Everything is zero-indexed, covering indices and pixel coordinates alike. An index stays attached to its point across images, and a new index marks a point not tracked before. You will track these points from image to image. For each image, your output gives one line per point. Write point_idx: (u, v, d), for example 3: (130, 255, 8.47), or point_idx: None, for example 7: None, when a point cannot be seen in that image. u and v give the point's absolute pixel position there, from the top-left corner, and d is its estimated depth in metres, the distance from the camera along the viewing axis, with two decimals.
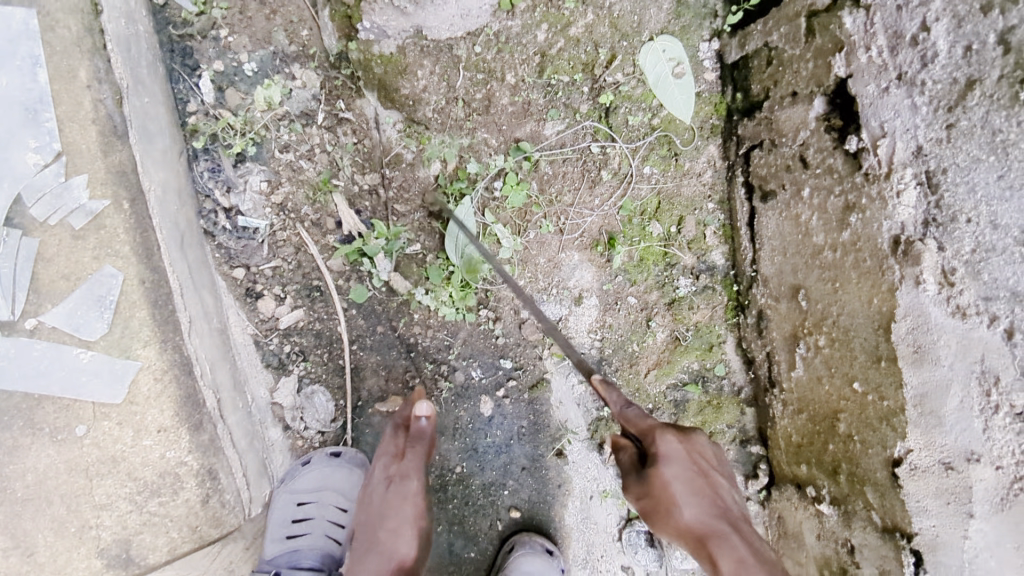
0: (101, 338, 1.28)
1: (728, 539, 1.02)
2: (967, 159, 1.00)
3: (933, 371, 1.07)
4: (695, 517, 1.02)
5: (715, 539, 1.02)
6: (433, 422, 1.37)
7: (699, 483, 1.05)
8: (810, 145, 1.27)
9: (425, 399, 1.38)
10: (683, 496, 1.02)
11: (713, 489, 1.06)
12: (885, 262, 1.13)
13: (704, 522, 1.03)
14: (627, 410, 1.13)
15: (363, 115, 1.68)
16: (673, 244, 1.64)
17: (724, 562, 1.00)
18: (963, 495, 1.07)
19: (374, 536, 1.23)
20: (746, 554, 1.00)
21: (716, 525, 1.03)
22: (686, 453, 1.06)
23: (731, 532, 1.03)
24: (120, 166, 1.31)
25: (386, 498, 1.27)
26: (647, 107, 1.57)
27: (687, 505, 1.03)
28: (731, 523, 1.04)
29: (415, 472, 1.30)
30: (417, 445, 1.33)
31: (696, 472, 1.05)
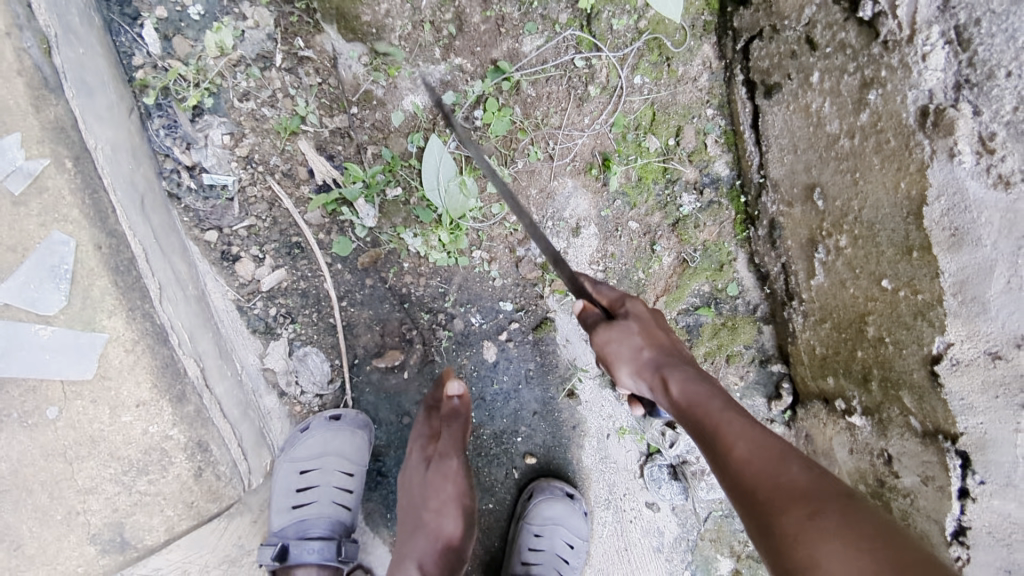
0: (61, 311, 1.23)
1: (681, 369, 1.06)
2: (1004, 2, 0.86)
3: (974, 253, 0.96)
4: (654, 359, 1.10)
5: (669, 371, 1.07)
6: (465, 402, 1.38)
7: (657, 335, 1.14)
8: (817, 22, 1.14)
9: (454, 382, 1.37)
10: (640, 337, 1.12)
11: (670, 338, 1.16)
12: (912, 139, 1.01)
13: (657, 359, 1.10)
14: (600, 287, 1.23)
15: (325, 52, 1.51)
16: (672, 158, 1.51)
17: (674, 383, 1.05)
18: (1014, 386, 0.98)
19: (420, 515, 1.29)
20: (696, 377, 1.05)
21: (667, 361, 1.09)
22: (646, 313, 1.17)
23: (681, 365, 1.08)
24: (56, 121, 1.23)
25: (427, 479, 1.31)
26: (632, 9, 1.43)
27: (642, 341, 1.11)
28: (684, 362, 1.10)
29: (453, 451, 1.34)
30: (452, 426, 1.36)
31: (653, 328, 1.14)
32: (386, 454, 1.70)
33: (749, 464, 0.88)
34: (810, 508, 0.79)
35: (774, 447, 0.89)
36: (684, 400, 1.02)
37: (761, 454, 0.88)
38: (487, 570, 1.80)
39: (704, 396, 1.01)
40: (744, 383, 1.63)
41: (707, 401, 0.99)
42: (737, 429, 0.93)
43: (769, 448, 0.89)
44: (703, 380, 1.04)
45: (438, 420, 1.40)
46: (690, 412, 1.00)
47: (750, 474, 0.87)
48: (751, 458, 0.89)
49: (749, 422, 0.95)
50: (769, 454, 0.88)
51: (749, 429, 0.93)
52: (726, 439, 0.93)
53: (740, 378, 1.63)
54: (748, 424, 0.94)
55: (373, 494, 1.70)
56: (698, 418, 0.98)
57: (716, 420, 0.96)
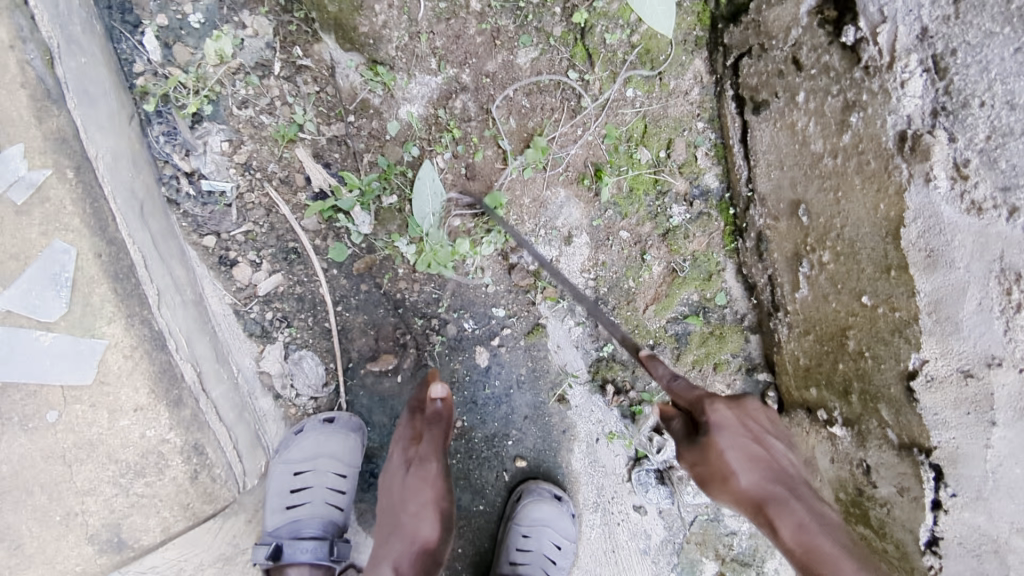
0: (62, 318, 1.26)
1: (789, 508, 0.98)
2: (979, 34, 0.90)
3: (947, 275, 0.99)
4: (752, 487, 0.98)
5: (778, 507, 0.98)
6: (447, 405, 1.42)
7: (756, 450, 1.00)
8: (803, 44, 1.16)
9: (437, 385, 1.41)
10: (740, 457, 0.98)
11: (764, 433, 1.02)
12: (891, 162, 1.04)
13: (762, 488, 0.98)
14: (676, 382, 1.04)
15: (323, 61, 1.53)
16: (663, 170, 1.54)
17: (788, 530, 0.97)
18: (985, 402, 1.01)
19: (398, 518, 1.32)
20: (811, 518, 0.97)
21: (774, 492, 0.98)
22: (742, 418, 1.01)
23: (792, 498, 0.98)
24: (58, 133, 1.26)
25: (406, 481, 1.35)
26: (625, 23, 1.46)
27: (745, 473, 0.98)
28: (789, 488, 0.99)
29: (433, 455, 1.37)
30: (433, 430, 1.40)
31: (753, 440, 1.00)
32: (379, 455, 1.74)
33: None
34: None
35: None
36: (804, 549, 0.97)
37: None
38: (477, 570, 1.83)
39: (823, 546, 0.95)
40: (731, 391, 1.66)
41: (831, 560, 0.95)
42: None
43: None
44: (817, 520, 0.97)
45: (421, 422, 1.44)
46: (810, 565, 0.96)
47: None
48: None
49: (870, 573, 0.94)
50: None
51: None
52: None
53: (726, 386, 1.66)
54: None
55: (365, 495, 1.74)
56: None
57: None
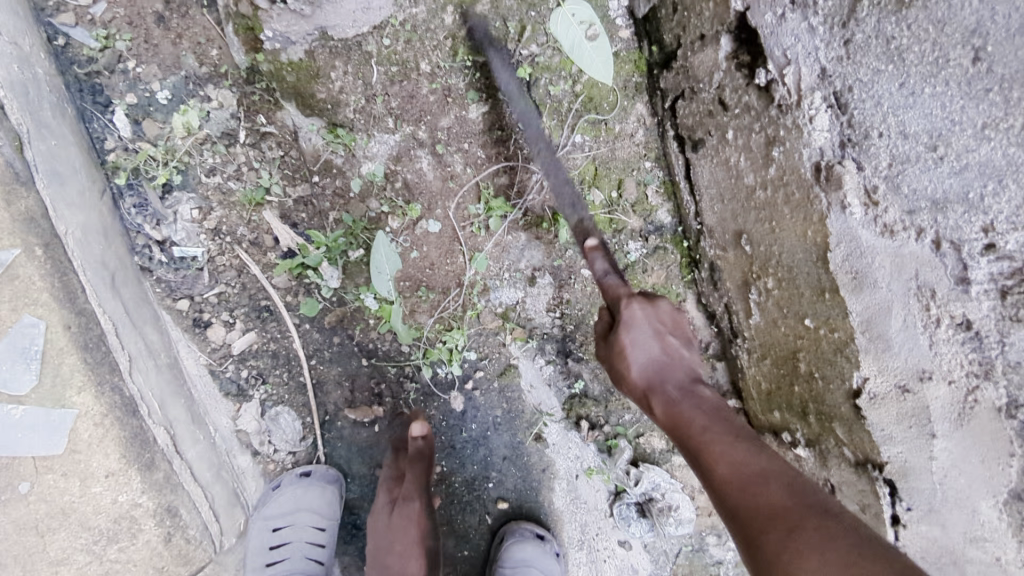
0: (32, 391, 1.33)
1: (666, 387, 1.16)
2: (868, 72, 0.96)
3: (873, 295, 1.04)
4: (642, 371, 1.17)
5: (657, 386, 1.16)
6: (428, 441, 1.44)
7: (655, 345, 1.18)
8: (725, 86, 1.24)
9: (415, 425, 1.40)
10: (643, 326, 1.18)
11: (667, 348, 1.20)
12: (812, 191, 1.09)
13: (651, 369, 1.17)
14: (608, 277, 1.27)
15: (286, 127, 1.60)
16: (616, 210, 1.60)
17: (658, 402, 1.14)
18: (923, 415, 1.04)
19: (385, 559, 1.35)
20: (682, 393, 1.14)
21: (658, 373, 1.17)
22: (651, 318, 1.19)
23: (671, 379, 1.17)
24: (27, 213, 1.34)
25: (391, 523, 1.38)
26: (567, 75, 1.52)
27: (637, 351, 1.17)
28: (671, 374, 1.18)
29: (415, 493, 1.41)
30: (415, 468, 1.43)
31: (655, 336, 1.19)
32: (361, 506, 1.76)
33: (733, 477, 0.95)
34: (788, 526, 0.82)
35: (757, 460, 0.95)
36: (666, 417, 1.12)
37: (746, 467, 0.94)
38: None
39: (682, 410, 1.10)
40: None
41: (693, 420, 1.07)
42: (717, 442, 1.01)
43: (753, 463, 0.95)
44: (687, 397, 1.13)
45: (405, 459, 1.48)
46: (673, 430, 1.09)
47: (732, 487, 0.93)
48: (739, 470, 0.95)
49: (704, 417, 1.07)
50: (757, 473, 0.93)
51: (727, 438, 1.01)
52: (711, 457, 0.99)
53: None
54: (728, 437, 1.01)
55: (349, 547, 1.77)
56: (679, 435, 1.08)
57: (698, 434, 1.04)
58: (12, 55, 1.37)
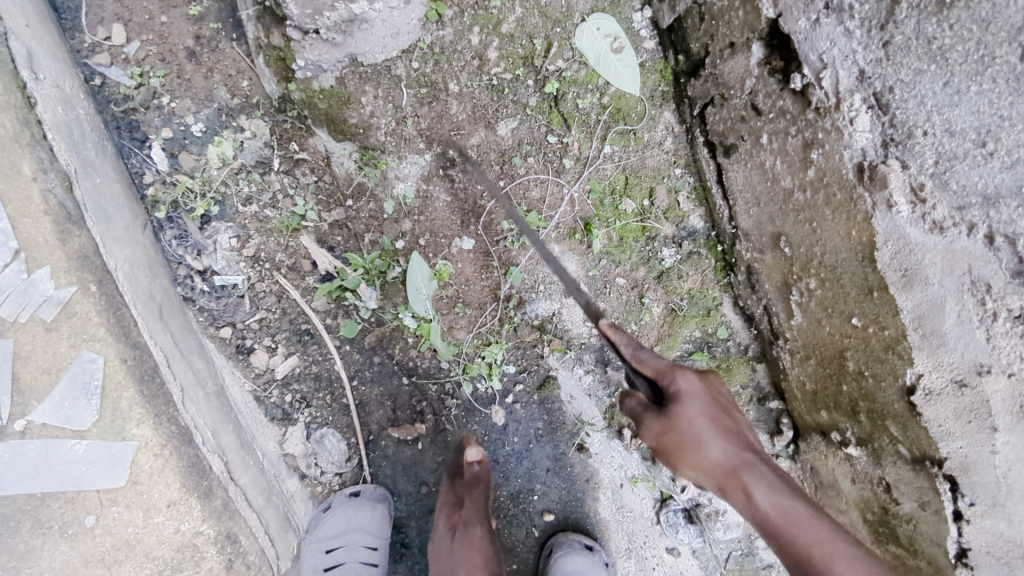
0: (93, 424, 1.35)
1: (757, 470, 1.03)
2: (909, 72, 0.98)
3: (924, 292, 1.05)
4: (723, 457, 1.04)
5: (748, 474, 1.03)
6: (484, 467, 1.48)
7: (724, 423, 1.06)
8: (758, 92, 1.25)
9: (472, 449, 1.46)
10: (706, 398, 1.06)
11: (732, 426, 1.07)
12: (855, 192, 1.10)
13: (731, 455, 1.04)
14: (639, 352, 1.10)
15: (319, 152, 1.62)
16: (649, 218, 1.59)
17: (761, 495, 1.01)
18: (982, 410, 1.04)
19: None
20: (777, 481, 1.02)
21: (746, 459, 1.04)
22: (708, 393, 1.06)
23: (759, 463, 1.04)
24: (80, 251, 1.37)
25: (454, 548, 1.43)
26: (594, 87, 1.53)
27: (711, 445, 1.04)
28: (754, 453, 1.06)
29: (476, 519, 1.46)
30: (473, 493, 1.49)
31: (718, 411, 1.06)
32: (407, 525, 1.77)
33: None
34: None
35: (875, 569, 0.92)
36: (775, 515, 0.99)
37: (864, 573, 0.92)
38: None
39: (798, 518, 0.98)
40: None
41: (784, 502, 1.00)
42: (817, 529, 0.97)
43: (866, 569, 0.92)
44: (787, 488, 1.02)
45: (461, 486, 1.52)
46: (782, 530, 0.98)
47: None
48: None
49: (809, 512, 0.99)
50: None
51: (824, 531, 0.96)
52: (826, 559, 0.94)
53: None
54: (839, 536, 0.96)
55: (399, 566, 1.78)
56: (779, 529, 0.98)
57: (813, 537, 0.96)
58: (56, 97, 1.41)
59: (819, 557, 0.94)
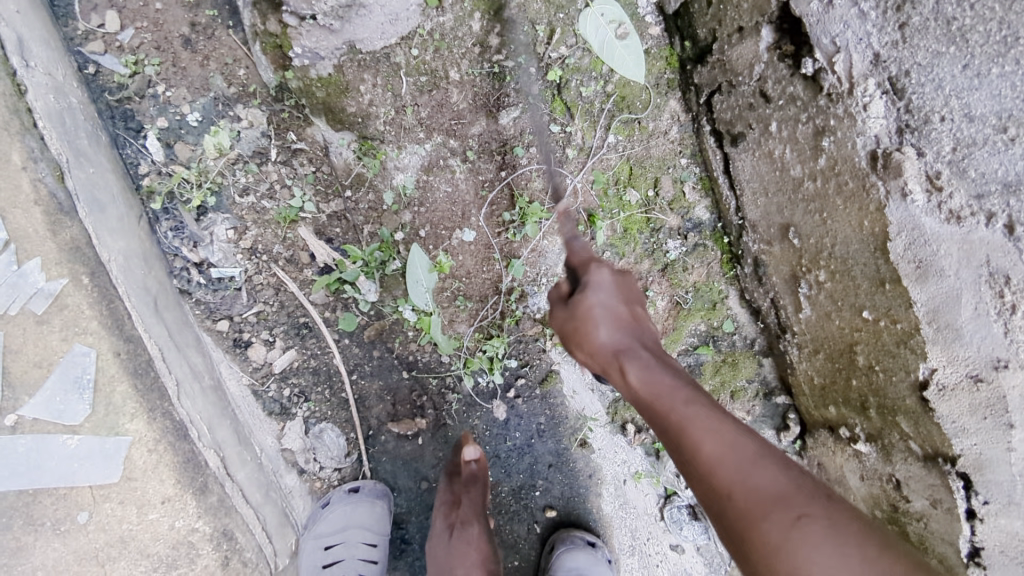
0: (87, 419, 1.33)
1: (639, 357, 1.00)
2: (927, 55, 0.94)
3: (939, 284, 1.02)
4: (608, 340, 1.03)
5: (627, 353, 1.01)
6: (482, 466, 1.49)
7: (622, 313, 1.06)
8: (767, 78, 1.22)
9: (470, 447, 1.46)
10: (611, 291, 1.06)
11: (633, 319, 1.07)
12: (867, 180, 1.07)
13: (614, 338, 1.03)
14: (575, 242, 1.14)
15: (317, 142, 1.59)
16: (653, 209, 1.56)
17: (633, 370, 0.98)
18: (999, 406, 1.01)
19: None
20: (654, 363, 0.98)
21: (628, 343, 1.03)
22: (616, 282, 1.07)
23: (641, 348, 1.02)
24: (72, 242, 1.34)
25: (451, 546, 1.40)
26: (598, 75, 1.49)
27: (603, 328, 1.04)
28: (644, 345, 1.03)
29: (474, 518, 1.44)
30: (471, 491, 1.46)
31: (620, 304, 1.06)
32: (408, 521, 1.75)
33: (721, 467, 0.81)
34: (796, 513, 0.74)
35: (747, 446, 0.82)
36: (644, 389, 0.94)
37: (736, 458, 0.81)
38: None
39: (665, 386, 0.93)
40: (752, 417, 1.65)
41: (664, 386, 0.93)
42: (701, 421, 0.86)
43: (740, 456, 0.81)
44: (664, 367, 0.97)
45: (458, 486, 1.50)
46: (650, 403, 0.93)
47: (721, 478, 0.80)
48: (720, 457, 0.82)
49: (688, 400, 0.89)
50: (744, 458, 0.81)
51: (700, 409, 0.88)
52: (693, 440, 0.85)
53: (747, 413, 1.65)
54: (711, 413, 0.87)
55: (399, 562, 1.76)
56: (658, 411, 0.91)
57: (681, 416, 0.88)
58: (47, 84, 1.38)
59: (688, 437, 0.85)
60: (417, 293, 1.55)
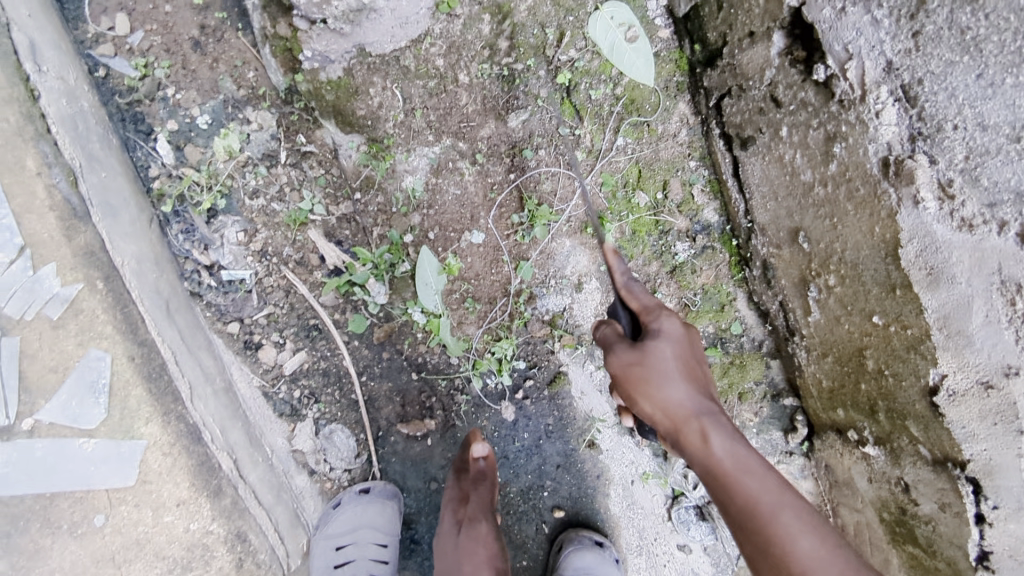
0: (102, 423, 1.34)
1: (716, 423, 0.94)
2: (940, 64, 0.95)
3: (951, 290, 1.02)
4: (680, 396, 0.95)
5: (708, 419, 0.94)
6: (490, 464, 1.51)
7: (693, 371, 0.99)
8: (778, 83, 1.23)
9: (480, 444, 1.49)
10: (684, 345, 1.00)
11: (700, 377, 1.00)
12: (879, 187, 1.08)
13: (691, 399, 0.96)
14: (632, 284, 1.07)
15: (326, 145, 1.60)
16: (662, 211, 1.55)
17: (716, 439, 0.92)
18: (1009, 413, 1.01)
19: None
20: (736, 436, 0.93)
21: (705, 406, 0.96)
22: (685, 336, 1.01)
23: (717, 415, 0.95)
24: (87, 247, 1.35)
25: (460, 542, 1.39)
26: (607, 78, 1.49)
27: (675, 385, 0.96)
28: (716, 408, 0.97)
29: (481, 515, 1.43)
30: (479, 489, 1.47)
31: (689, 360, 1.00)
32: (417, 521, 1.77)
33: (818, 567, 0.78)
34: None
35: (843, 553, 0.79)
36: (728, 463, 0.89)
37: (833, 563, 0.78)
38: None
39: (750, 465, 0.89)
40: (760, 419, 1.64)
41: (745, 466, 0.89)
42: (795, 514, 0.83)
43: (839, 567, 0.77)
44: (747, 445, 0.92)
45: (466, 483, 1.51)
46: (731, 480, 0.88)
47: None
48: (814, 559, 0.78)
49: (777, 488, 0.86)
50: (839, 562, 0.78)
51: (790, 499, 0.85)
52: (787, 532, 0.81)
53: (755, 415, 1.64)
54: (802, 507, 0.84)
55: (408, 562, 1.77)
56: (738, 494, 0.87)
57: (773, 506, 0.84)
58: (59, 89, 1.39)
59: (779, 530, 0.81)
60: (426, 294, 1.57)
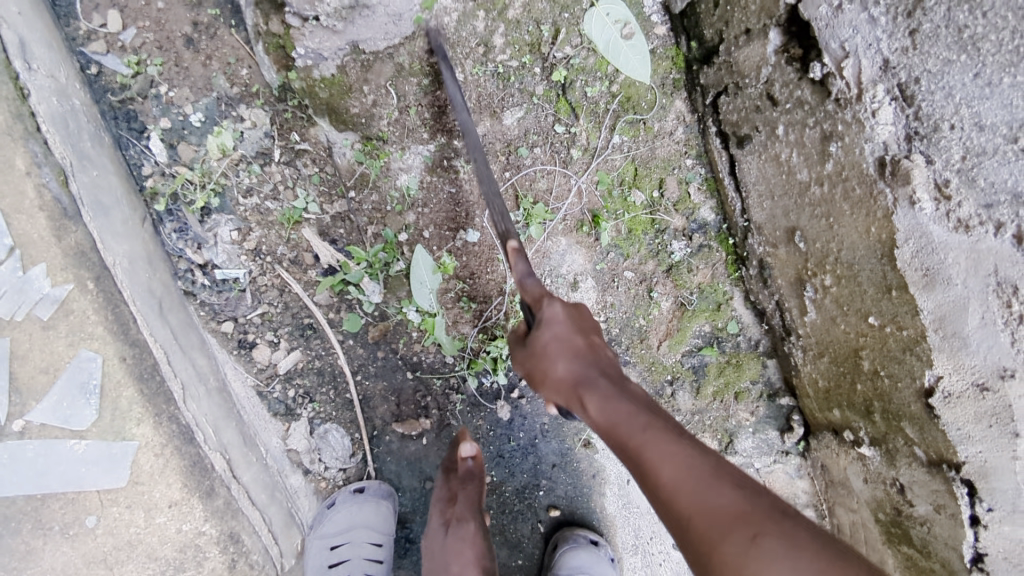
0: (93, 424, 1.33)
1: (598, 383, 0.95)
2: (938, 63, 0.93)
3: (947, 292, 1.01)
4: (566, 371, 0.97)
5: (586, 384, 0.95)
6: (478, 464, 1.47)
7: (580, 343, 0.99)
8: (774, 81, 1.21)
9: (466, 445, 1.45)
10: (568, 324, 1.01)
11: (594, 345, 1.01)
12: (875, 187, 1.07)
13: (573, 371, 0.97)
14: (525, 278, 1.07)
15: (320, 143, 1.58)
16: (659, 210, 1.55)
17: (594, 401, 0.93)
18: (1005, 415, 1.01)
19: None
20: (614, 390, 0.93)
21: (586, 371, 0.97)
22: (571, 315, 1.03)
23: (601, 376, 0.96)
24: (77, 247, 1.34)
25: (447, 543, 1.40)
26: (603, 75, 1.47)
27: (557, 361, 0.98)
28: (607, 372, 0.98)
29: (470, 515, 1.43)
30: (467, 489, 1.45)
31: (578, 334, 1.01)
32: (412, 520, 1.76)
33: (680, 492, 0.78)
34: (751, 529, 0.72)
35: (702, 466, 0.80)
36: (604, 420, 0.91)
37: (690, 478, 0.79)
38: None
39: (625, 413, 0.89)
40: (755, 419, 1.63)
41: (623, 415, 0.90)
42: (659, 447, 0.84)
43: (696, 483, 0.78)
44: (626, 396, 0.92)
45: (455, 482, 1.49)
46: (613, 436, 0.89)
47: (681, 505, 0.78)
48: (676, 484, 0.79)
49: (644, 425, 0.87)
50: (696, 475, 0.79)
51: (658, 435, 0.85)
52: (651, 467, 0.82)
53: (751, 415, 1.63)
54: (669, 439, 0.85)
55: (403, 561, 1.77)
56: (620, 442, 0.88)
57: (641, 445, 0.85)
58: (50, 87, 1.38)
59: (646, 467, 0.83)
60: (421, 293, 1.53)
